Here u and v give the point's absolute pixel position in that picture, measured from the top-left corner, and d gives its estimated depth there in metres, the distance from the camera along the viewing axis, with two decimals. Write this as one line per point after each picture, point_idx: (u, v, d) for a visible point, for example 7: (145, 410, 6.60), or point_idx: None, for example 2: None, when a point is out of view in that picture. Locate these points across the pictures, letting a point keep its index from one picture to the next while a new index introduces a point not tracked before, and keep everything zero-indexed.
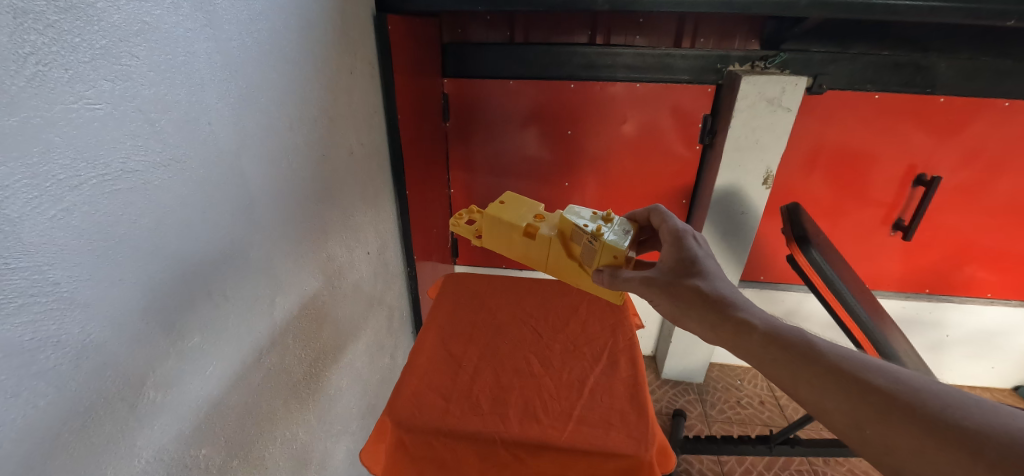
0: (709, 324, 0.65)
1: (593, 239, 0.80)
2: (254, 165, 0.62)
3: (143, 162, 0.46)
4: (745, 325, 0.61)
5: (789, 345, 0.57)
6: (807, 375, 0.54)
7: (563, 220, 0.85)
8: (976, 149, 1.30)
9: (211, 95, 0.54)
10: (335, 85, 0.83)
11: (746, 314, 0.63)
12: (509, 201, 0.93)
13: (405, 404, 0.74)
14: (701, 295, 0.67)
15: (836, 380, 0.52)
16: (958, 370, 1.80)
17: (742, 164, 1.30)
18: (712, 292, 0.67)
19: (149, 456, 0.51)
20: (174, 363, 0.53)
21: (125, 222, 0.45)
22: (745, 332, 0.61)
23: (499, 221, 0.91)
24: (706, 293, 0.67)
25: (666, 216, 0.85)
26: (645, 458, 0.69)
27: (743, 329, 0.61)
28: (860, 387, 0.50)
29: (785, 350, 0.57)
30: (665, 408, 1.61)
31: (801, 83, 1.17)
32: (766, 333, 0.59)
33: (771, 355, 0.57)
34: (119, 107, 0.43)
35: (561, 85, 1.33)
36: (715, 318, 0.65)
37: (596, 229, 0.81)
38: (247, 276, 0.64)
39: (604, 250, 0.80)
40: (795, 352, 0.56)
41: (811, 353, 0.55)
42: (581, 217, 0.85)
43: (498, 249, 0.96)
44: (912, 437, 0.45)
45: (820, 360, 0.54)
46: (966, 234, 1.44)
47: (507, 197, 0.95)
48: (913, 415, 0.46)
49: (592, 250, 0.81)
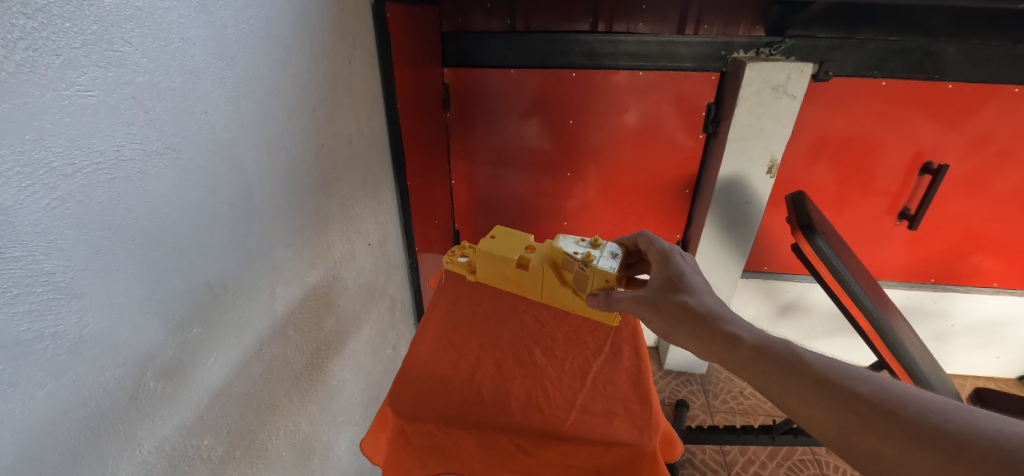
0: (698, 338, 0.66)
1: (584, 265, 0.80)
2: (252, 154, 0.62)
3: (139, 150, 0.45)
4: (733, 337, 0.62)
5: (778, 357, 0.58)
6: (795, 385, 0.55)
7: (552, 248, 0.84)
8: (984, 137, 1.28)
9: (207, 83, 0.53)
10: (334, 74, 0.81)
11: (732, 328, 0.64)
12: (497, 234, 0.91)
13: (406, 396, 0.74)
14: (688, 311, 0.68)
15: (824, 390, 0.53)
16: (963, 360, 1.79)
17: (747, 153, 1.29)
18: (699, 308, 0.68)
19: (151, 448, 0.50)
20: (175, 355, 0.53)
21: (121, 212, 0.44)
22: (735, 347, 0.62)
23: (489, 255, 0.89)
24: (696, 313, 0.67)
25: (652, 239, 0.85)
26: (649, 447, 0.68)
27: (730, 341, 0.63)
28: (845, 395, 0.52)
29: (774, 363, 0.58)
30: (667, 398, 1.61)
31: (807, 69, 1.15)
32: (756, 345, 0.60)
33: (761, 368, 0.59)
34: (112, 94, 0.43)
35: (562, 74, 1.31)
36: (706, 330, 0.65)
37: (586, 255, 0.80)
38: (246, 267, 0.63)
39: (596, 274, 0.79)
40: (783, 364, 0.57)
41: (799, 365, 0.57)
42: (570, 245, 0.83)
43: (492, 283, 0.94)
44: (896, 444, 0.47)
45: (808, 371, 0.56)
46: (973, 223, 1.42)
47: (496, 230, 0.92)
48: (897, 421, 0.48)
49: (584, 275, 0.80)
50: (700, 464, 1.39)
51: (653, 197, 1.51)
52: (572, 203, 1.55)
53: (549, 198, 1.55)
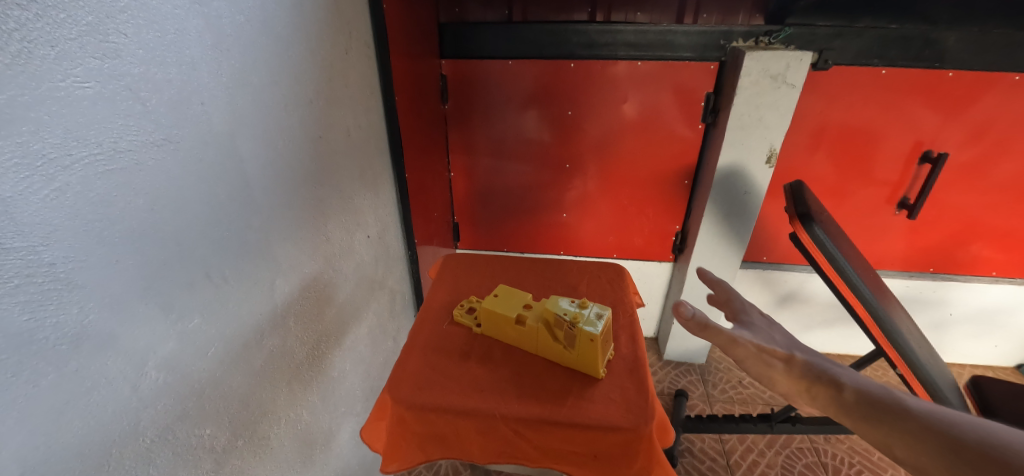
0: (794, 381, 0.53)
1: (571, 325, 0.73)
2: (250, 146, 0.62)
3: (136, 142, 0.46)
4: (832, 377, 0.51)
5: (883, 403, 0.46)
6: (901, 434, 0.44)
7: (548, 308, 0.78)
8: (984, 126, 1.27)
9: (203, 75, 0.53)
10: (330, 65, 0.81)
11: (838, 371, 0.52)
12: (499, 292, 0.86)
13: (404, 383, 0.74)
14: (789, 356, 0.55)
15: (933, 440, 0.41)
16: (958, 349, 1.75)
17: (747, 142, 1.28)
18: (802, 355, 0.55)
19: (153, 437, 0.51)
20: (177, 345, 0.53)
21: (120, 203, 0.45)
22: (835, 389, 0.50)
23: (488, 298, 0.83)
24: (797, 359, 0.55)
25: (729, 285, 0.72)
26: (645, 432, 0.67)
27: (831, 384, 0.51)
28: (962, 448, 0.39)
29: (874, 407, 0.47)
30: (666, 388, 1.63)
31: (807, 58, 1.14)
32: (861, 389, 0.49)
33: (859, 414, 0.47)
34: (108, 86, 0.43)
35: (561, 64, 1.31)
36: (808, 379, 0.53)
37: (576, 317, 0.74)
38: (245, 259, 0.63)
39: (581, 334, 0.72)
40: (887, 409, 0.46)
41: (905, 411, 0.45)
42: (568, 306, 0.77)
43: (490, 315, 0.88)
44: None
45: (916, 418, 0.44)
46: (972, 212, 1.42)
47: (500, 288, 0.87)
48: None
49: (571, 335, 0.74)
50: (698, 452, 1.40)
51: (651, 189, 1.50)
52: (571, 194, 1.55)
53: (548, 190, 1.55)
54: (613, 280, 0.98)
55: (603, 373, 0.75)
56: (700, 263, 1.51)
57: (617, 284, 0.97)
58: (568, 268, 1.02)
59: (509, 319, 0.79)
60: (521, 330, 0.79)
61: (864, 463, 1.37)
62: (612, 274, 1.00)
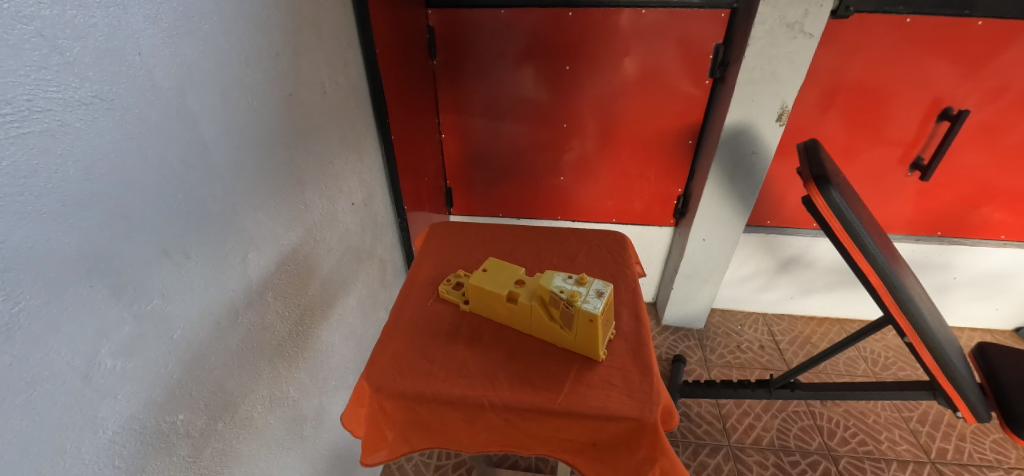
0: None
1: (568, 304, 0.69)
2: (203, 105, 0.54)
3: (57, 100, 0.39)
4: None
5: None
6: None
7: (541, 285, 0.73)
8: (1008, 80, 1.19)
9: (137, 19, 0.45)
10: (298, 12, 0.72)
11: None
12: (488, 267, 0.81)
13: (385, 368, 0.71)
14: None
15: None
16: (960, 312, 1.74)
17: (757, 99, 1.19)
18: None
19: (116, 427, 0.47)
20: (134, 330, 0.48)
21: (44, 173, 0.38)
22: None
23: (478, 280, 0.78)
24: None
25: None
26: (649, 421, 0.63)
27: None
28: None
29: None
30: (665, 353, 1.62)
31: (827, 3, 1.05)
32: None
33: None
34: (11, 30, 0.36)
35: (559, 14, 1.21)
36: None
37: (573, 294, 0.69)
38: (210, 234, 0.58)
39: (579, 316, 0.68)
40: None
41: None
42: (563, 281, 0.73)
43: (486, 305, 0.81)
44: None
45: None
46: (986, 174, 1.36)
47: (489, 263, 0.82)
48: None
49: (568, 315, 0.69)
50: (695, 417, 1.40)
51: (653, 150, 1.42)
52: (569, 157, 1.47)
53: (545, 153, 1.47)
54: (615, 250, 0.93)
55: (604, 355, 0.71)
56: (701, 228, 1.46)
57: (617, 256, 0.92)
58: (566, 237, 0.97)
59: (499, 297, 0.75)
60: (513, 309, 0.75)
61: (860, 426, 1.37)
62: (613, 244, 0.95)
